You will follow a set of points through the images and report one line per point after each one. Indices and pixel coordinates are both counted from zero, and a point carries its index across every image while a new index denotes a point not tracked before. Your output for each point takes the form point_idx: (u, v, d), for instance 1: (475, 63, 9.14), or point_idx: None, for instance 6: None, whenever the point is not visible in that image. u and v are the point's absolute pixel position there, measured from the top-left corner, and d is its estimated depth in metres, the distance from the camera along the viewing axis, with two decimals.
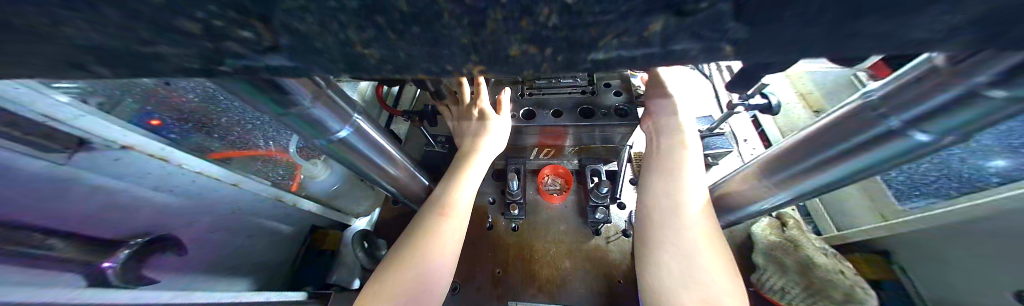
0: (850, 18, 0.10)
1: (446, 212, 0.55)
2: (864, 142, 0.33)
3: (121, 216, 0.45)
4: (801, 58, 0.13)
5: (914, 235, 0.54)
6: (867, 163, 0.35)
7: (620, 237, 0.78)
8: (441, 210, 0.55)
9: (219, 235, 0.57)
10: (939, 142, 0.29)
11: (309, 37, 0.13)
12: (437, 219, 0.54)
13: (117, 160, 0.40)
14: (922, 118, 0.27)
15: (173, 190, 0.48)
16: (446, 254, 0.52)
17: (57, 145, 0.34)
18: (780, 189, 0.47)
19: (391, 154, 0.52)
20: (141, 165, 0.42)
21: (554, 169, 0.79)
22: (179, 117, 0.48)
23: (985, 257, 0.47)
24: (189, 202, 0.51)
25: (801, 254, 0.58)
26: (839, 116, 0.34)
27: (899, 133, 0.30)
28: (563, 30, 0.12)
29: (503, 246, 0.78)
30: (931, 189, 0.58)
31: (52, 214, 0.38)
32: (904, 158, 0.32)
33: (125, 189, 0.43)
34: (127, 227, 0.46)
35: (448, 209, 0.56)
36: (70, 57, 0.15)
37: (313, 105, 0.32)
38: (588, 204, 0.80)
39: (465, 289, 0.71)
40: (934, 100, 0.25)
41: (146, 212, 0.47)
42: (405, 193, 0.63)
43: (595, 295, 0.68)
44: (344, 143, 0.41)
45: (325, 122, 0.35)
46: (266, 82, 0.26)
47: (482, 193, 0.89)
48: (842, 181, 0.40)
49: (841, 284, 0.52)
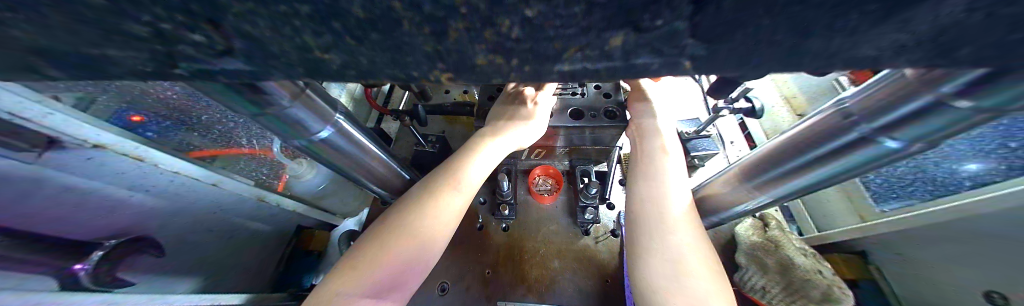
0: (802, 37, 0.11)
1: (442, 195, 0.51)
2: (839, 147, 0.33)
3: (100, 216, 0.43)
4: (761, 72, 0.13)
5: (886, 237, 0.57)
6: (848, 165, 0.35)
7: (609, 237, 0.79)
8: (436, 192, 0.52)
9: (200, 237, 0.55)
10: (909, 149, 0.29)
11: (264, 42, 0.12)
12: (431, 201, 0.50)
13: (91, 160, 0.38)
14: (890, 126, 0.28)
15: (150, 189, 0.46)
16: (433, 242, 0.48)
17: (24, 143, 0.33)
18: (761, 192, 0.48)
19: (376, 154, 0.51)
20: (113, 165, 0.40)
21: (546, 169, 0.81)
22: (163, 116, 0.50)
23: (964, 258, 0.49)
24: (171, 203, 0.48)
25: (781, 254, 0.60)
26: (815, 122, 0.35)
27: (870, 139, 0.30)
28: (526, 43, 0.12)
29: (493, 246, 0.78)
30: (906, 191, 0.61)
31: (17, 216, 0.35)
32: (879, 162, 0.32)
33: (100, 189, 0.41)
34: (104, 229, 0.44)
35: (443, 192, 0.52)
36: (12, 59, 0.14)
37: (292, 105, 0.31)
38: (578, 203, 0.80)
39: (454, 289, 0.70)
40: (897, 110, 0.26)
41: (123, 214, 0.45)
42: (392, 193, 0.63)
43: (584, 294, 0.69)
44: (326, 144, 0.40)
45: (304, 123, 0.34)
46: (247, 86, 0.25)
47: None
48: (825, 183, 0.40)
49: (819, 284, 0.54)
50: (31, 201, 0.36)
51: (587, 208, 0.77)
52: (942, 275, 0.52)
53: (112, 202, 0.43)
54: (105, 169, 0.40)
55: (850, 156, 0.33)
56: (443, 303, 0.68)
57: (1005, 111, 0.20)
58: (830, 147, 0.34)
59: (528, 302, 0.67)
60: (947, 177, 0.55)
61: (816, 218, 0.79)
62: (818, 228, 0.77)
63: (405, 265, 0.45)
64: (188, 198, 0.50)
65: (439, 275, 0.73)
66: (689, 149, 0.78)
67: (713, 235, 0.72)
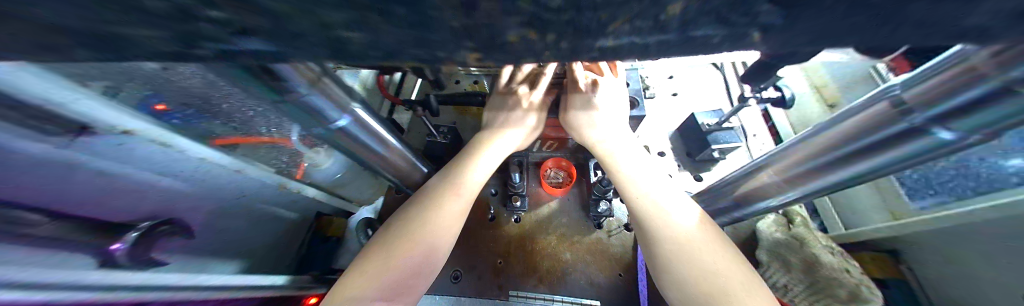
0: (906, 1, 0.09)
1: (457, 192, 0.53)
2: (887, 137, 0.30)
3: (129, 200, 0.44)
4: (836, 41, 0.11)
5: (922, 235, 0.54)
6: (904, 155, 0.31)
7: (622, 231, 0.76)
8: (452, 190, 0.54)
9: (229, 222, 0.58)
10: (964, 140, 0.26)
11: (286, 19, 0.12)
12: (447, 197, 0.52)
13: (123, 147, 0.40)
14: (947, 115, 0.25)
15: (178, 175, 0.47)
16: (446, 234, 0.49)
17: (56, 128, 0.34)
18: (790, 186, 0.45)
19: (391, 143, 0.51)
20: (142, 152, 0.42)
21: (558, 161, 0.84)
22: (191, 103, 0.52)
23: (990, 254, 0.46)
24: (201, 188, 0.51)
25: (806, 251, 0.57)
26: (859, 114, 0.32)
27: (920, 129, 0.27)
28: (567, 14, 0.11)
29: (505, 238, 0.78)
30: (944, 188, 0.55)
31: (61, 197, 0.37)
32: (925, 154, 0.30)
33: (131, 173, 0.42)
34: (137, 211, 0.46)
35: (459, 188, 0.54)
36: (44, 42, 0.14)
37: (309, 92, 0.31)
38: (590, 196, 0.80)
39: (466, 277, 0.72)
40: (957, 99, 0.23)
41: (154, 198, 0.46)
42: (405, 182, 0.63)
43: (595, 287, 0.68)
44: (344, 133, 0.40)
45: (323, 112, 0.34)
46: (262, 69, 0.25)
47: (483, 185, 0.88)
48: (858, 178, 0.38)
49: (845, 283, 0.52)
50: (71, 184, 0.38)
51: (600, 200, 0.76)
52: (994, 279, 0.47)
53: (140, 188, 0.44)
54: (138, 153, 0.42)
55: (896, 148, 0.31)
56: (457, 291, 0.70)
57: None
58: (875, 137, 0.31)
59: (539, 293, 0.68)
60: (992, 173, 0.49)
61: (845, 216, 0.74)
62: (846, 226, 0.73)
63: (424, 257, 0.46)
64: (216, 183, 0.53)
65: (451, 263, 0.74)
66: (709, 142, 0.74)
67: (731, 231, 0.69)
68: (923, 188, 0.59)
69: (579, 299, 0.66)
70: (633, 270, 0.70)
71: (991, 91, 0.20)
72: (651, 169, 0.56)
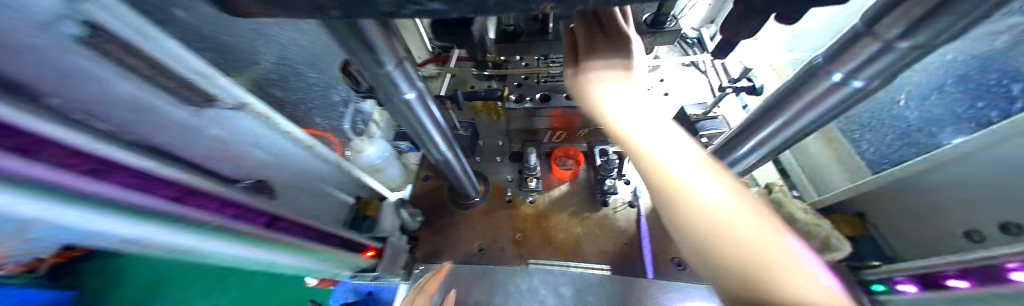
0: None
1: None
2: (818, 94, 0.38)
3: (236, 159, 0.49)
4: None
5: (881, 194, 0.60)
6: (833, 107, 0.38)
7: (627, 207, 0.83)
8: None
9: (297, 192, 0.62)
10: (868, 88, 0.34)
11: None
12: None
13: (231, 120, 0.51)
14: (855, 69, 0.32)
15: (266, 148, 0.57)
16: None
17: (195, 97, 0.44)
18: (755, 149, 0.53)
19: (438, 123, 0.58)
20: (242, 123, 0.52)
21: (565, 149, 0.92)
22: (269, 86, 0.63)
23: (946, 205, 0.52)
24: (277, 159, 0.60)
25: (783, 211, 0.66)
26: (796, 78, 0.40)
27: (840, 84, 0.35)
28: None
29: (521, 216, 0.85)
30: (895, 157, 0.59)
31: (203, 150, 0.42)
32: (843, 104, 0.37)
33: (236, 142, 0.51)
34: (244, 168, 0.49)
35: None
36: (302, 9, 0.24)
37: (394, 68, 0.39)
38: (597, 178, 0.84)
39: (490, 250, 0.79)
40: (861, 55, 0.31)
41: (251, 164, 0.54)
42: (444, 164, 0.72)
43: (604, 255, 0.75)
44: (408, 105, 0.47)
45: (397, 84, 0.42)
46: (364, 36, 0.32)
47: (499, 172, 0.96)
48: (802, 134, 0.45)
49: (821, 235, 0.57)
50: (200, 143, 0.42)
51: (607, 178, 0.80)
52: (932, 225, 0.53)
53: (242, 153, 0.52)
54: (239, 126, 0.52)
55: (824, 103, 0.38)
56: (483, 260, 0.77)
57: (934, 45, 0.26)
58: (812, 96, 0.38)
59: (555, 260, 0.75)
60: (928, 141, 0.54)
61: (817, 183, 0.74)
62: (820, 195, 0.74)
63: None
64: None
65: (475, 238, 0.82)
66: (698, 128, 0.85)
67: None
68: (879, 159, 0.63)
69: (591, 265, 0.73)
70: (640, 241, 0.76)
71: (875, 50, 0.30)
72: (665, 133, 0.48)
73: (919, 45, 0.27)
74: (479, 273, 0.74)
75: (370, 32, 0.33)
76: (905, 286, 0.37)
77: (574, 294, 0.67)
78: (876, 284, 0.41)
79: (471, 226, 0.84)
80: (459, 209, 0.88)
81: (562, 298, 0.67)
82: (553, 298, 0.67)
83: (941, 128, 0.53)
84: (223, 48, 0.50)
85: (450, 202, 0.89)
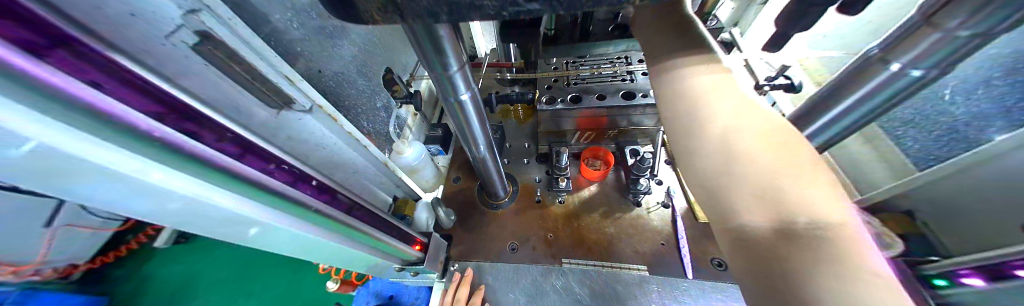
0: None
1: None
2: (874, 86, 0.38)
3: (307, 151, 0.61)
4: None
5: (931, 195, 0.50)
6: (885, 98, 0.38)
7: (660, 208, 0.82)
8: None
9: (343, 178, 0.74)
10: (930, 76, 0.33)
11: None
12: None
13: (298, 121, 0.57)
14: (916, 57, 0.32)
15: (326, 147, 0.65)
16: None
17: (275, 100, 0.52)
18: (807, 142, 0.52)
19: (483, 123, 0.62)
20: (311, 126, 0.59)
21: (594, 150, 0.90)
22: (337, 85, 0.66)
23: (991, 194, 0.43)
24: (329, 156, 0.67)
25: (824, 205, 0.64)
26: (852, 68, 0.40)
27: (900, 73, 0.35)
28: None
29: (551, 215, 0.85)
30: (944, 153, 0.53)
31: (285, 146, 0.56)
32: (900, 93, 0.37)
33: (305, 139, 0.60)
34: (311, 158, 0.63)
35: None
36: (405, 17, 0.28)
37: (458, 70, 0.44)
38: (628, 178, 0.85)
39: (524, 248, 0.79)
40: (921, 45, 0.31)
41: (319, 155, 0.64)
42: (482, 163, 0.76)
43: (639, 255, 0.73)
44: (462, 104, 0.52)
45: (458, 85, 0.47)
46: (442, 42, 0.37)
47: (528, 173, 0.97)
48: (855, 125, 0.45)
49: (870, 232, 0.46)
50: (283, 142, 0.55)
51: (640, 178, 0.81)
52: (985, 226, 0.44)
53: (310, 149, 0.62)
54: (307, 128, 0.59)
55: (879, 93, 0.38)
56: (514, 259, 0.77)
57: (1000, 32, 0.27)
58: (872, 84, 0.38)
59: (589, 261, 0.74)
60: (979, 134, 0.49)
61: (854, 179, 0.70)
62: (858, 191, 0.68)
63: None
64: (330, 155, 0.67)
65: (507, 237, 0.82)
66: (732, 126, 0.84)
67: None
68: (926, 157, 0.57)
69: (627, 265, 0.71)
70: (676, 242, 0.74)
71: (935, 40, 0.30)
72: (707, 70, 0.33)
73: (982, 31, 0.27)
74: (513, 270, 0.74)
75: (447, 38, 0.37)
76: (973, 279, 0.37)
77: (610, 292, 0.67)
78: (935, 277, 0.41)
79: (502, 225, 0.85)
80: (489, 208, 0.89)
81: (599, 296, 0.67)
82: (589, 297, 0.67)
83: (990, 124, 0.48)
84: (300, 57, 0.56)
85: (481, 202, 0.92)
